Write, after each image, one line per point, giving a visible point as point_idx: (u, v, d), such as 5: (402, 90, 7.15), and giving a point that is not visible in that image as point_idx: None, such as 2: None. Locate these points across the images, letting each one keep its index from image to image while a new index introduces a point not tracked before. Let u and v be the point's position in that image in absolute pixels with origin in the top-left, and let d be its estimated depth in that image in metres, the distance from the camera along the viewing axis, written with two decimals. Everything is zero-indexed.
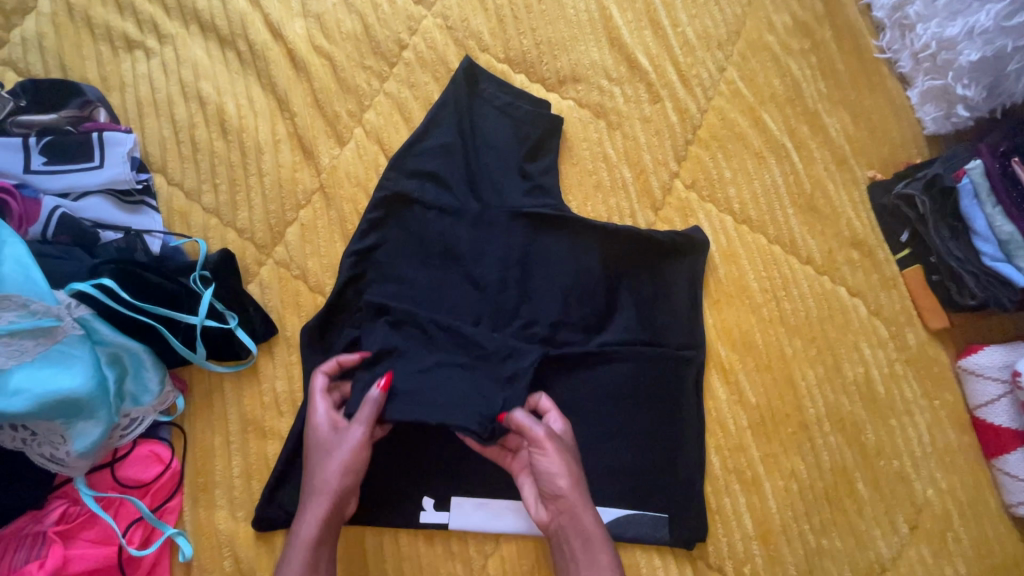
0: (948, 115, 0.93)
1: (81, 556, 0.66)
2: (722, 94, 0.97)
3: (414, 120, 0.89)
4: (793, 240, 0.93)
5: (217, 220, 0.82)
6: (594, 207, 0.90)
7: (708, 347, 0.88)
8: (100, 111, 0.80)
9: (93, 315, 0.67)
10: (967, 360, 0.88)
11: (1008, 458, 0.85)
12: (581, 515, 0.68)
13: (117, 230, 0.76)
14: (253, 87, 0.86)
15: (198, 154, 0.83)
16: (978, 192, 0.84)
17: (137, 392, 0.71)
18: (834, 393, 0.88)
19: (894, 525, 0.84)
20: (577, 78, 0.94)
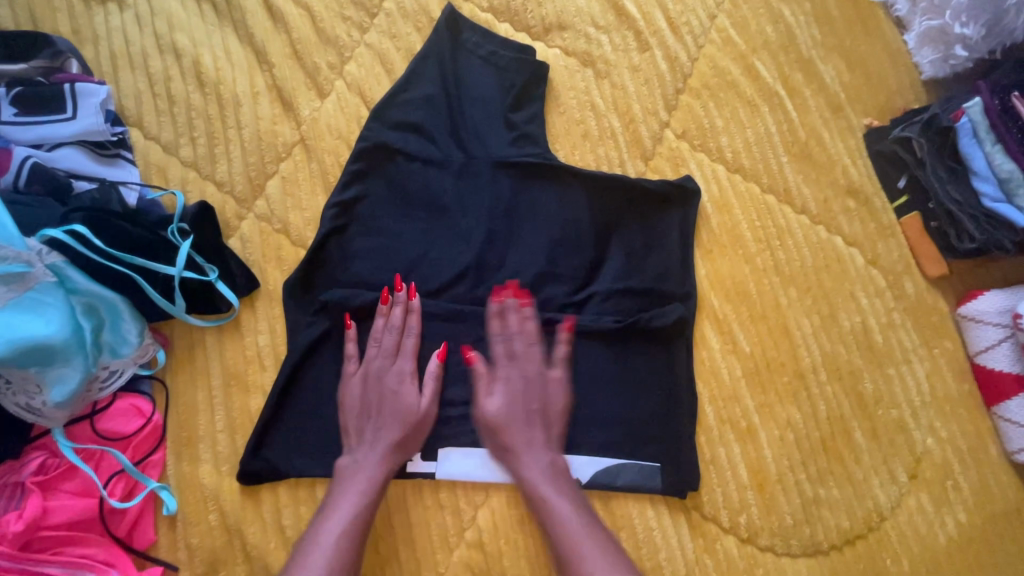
0: (946, 58, 0.90)
1: (62, 508, 0.65)
2: (713, 42, 0.94)
3: (395, 72, 0.87)
4: (787, 189, 0.91)
5: (195, 174, 0.80)
6: (582, 156, 0.88)
7: (701, 298, 0.86)
8: (72, 62, 0.78)
9: (66, 263, 0.66)
10: (966, 307, 0.86)
11: (1008, 404, 0.83)
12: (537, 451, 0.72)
13: (91, 181, 0.74)
14: (230, 38, 0.84)
15: (174, 107, 0.81)
16: (977, 130, 0.81)
17: (116, 343, 0.69)
18: (831, 342, 0.86)
19: (893, 474, 0.83)
20: (563, 26, 0.91)
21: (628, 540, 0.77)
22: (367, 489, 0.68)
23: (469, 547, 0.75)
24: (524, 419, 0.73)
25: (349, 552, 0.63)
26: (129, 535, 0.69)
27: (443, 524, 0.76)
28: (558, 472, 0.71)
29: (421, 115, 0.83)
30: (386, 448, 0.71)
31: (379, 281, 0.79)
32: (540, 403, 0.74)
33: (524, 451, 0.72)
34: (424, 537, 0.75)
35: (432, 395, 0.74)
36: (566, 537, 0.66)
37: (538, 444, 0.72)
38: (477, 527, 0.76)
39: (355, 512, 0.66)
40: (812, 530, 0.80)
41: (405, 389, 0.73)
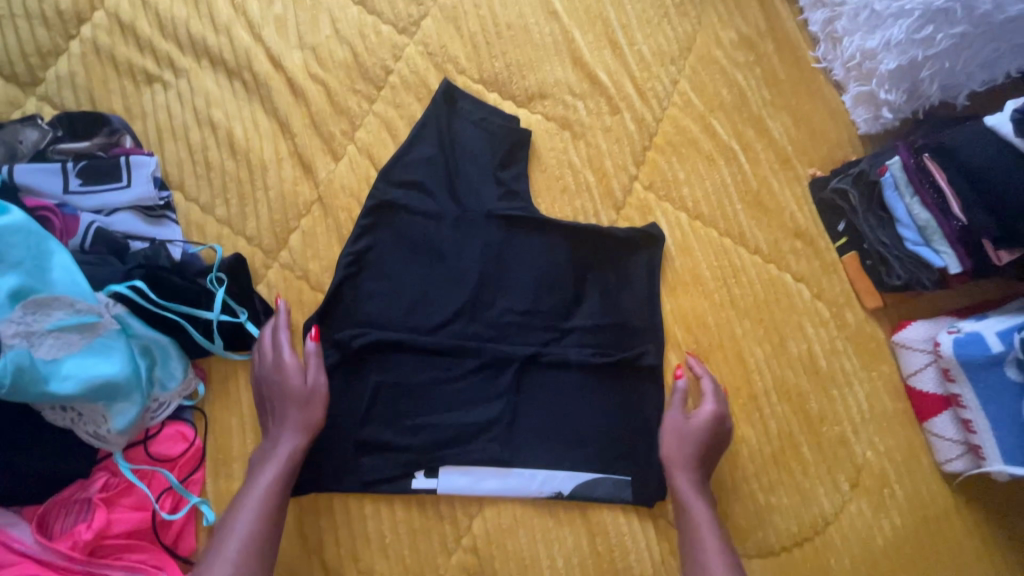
0: (877, 117, 1.04)
1: (122, 520, 0.77)
2: (675, 104, 1.08)
3: (399, 137, 1.01)
4: (742, 233, 1.04)
5: (229, 229, 0.93)
6: (561, 208, 1.01)
7: (667, 330, 0.99)
8: (126, 138, 0.92)
9: (128, 313, 0.78)
10: (899, 335, 0.99)
11: (935, 421, 0.95)
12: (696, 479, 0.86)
13: (144, 240, 0.87)
14: (258, 111, 0.98)
15: (211, 172, 0.95)
16: (898, 184, 0.94)
17: (165, 379, 0.82)
18: (781, 367, 0.99)
19: (836, 483, 0.95)
20: (544, 95, 1.05)
21: (603, 544, 0.89)
22: (277, 468, 0.78)
23: (465, 552, 0.87)
24: (693, 447, 0.87)
25: (263, 531, 0.74)
26: (175, 543, 0.80)
27: (441, 531, 0.87)
28: (706, 496, 0.85)
29: (422, 175, 0.96)
30: (286, 428, 0.80)
31: (387, 319, 0.92)
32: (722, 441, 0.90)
33: (682, 471, 0.86)
34: (426, 543, 0.87)
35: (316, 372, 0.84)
36: (697, 551, 0.80)
37: (699, 472, 0.87)
38: (472, 534, 0.87)
39: (265, 497, 0.76)
40: (764, 533, 0.92)
41: (291, 372, 0.83)
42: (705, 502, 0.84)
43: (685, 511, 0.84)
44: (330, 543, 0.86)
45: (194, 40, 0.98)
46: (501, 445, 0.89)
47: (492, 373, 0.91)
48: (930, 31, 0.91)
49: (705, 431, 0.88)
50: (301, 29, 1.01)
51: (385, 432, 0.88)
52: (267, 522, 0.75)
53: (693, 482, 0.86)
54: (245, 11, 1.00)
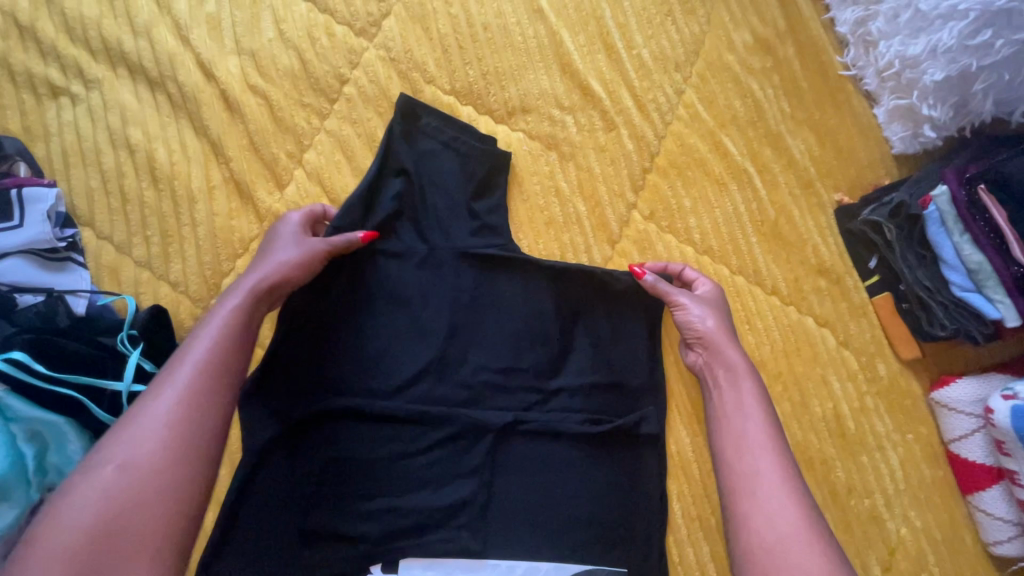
0: (916, 134, 0.89)
1: None
2: (680, 118, 0.93)
3: (356, 159, 0.85)
4: (758, 270, 0.90)
5: (149, 273, 0.78)
6: (546, 244, 0.86)
7: (669, 387, 0.84)
8: (21, 165, 0.77)
9: (5, 391, 0.64)
10: (940, 393, 0.84)
11: (983, 495, 0.81)
12: (724, 350, 0.75)
13: (36, 293, 0.72)
14: (186, 130, 0.83)
15: (128, 205, 0.79)
16: (944, 219, 0.79)
17: (61, 464, 0.66)
18: (801, 430, 0.85)
19: (866, 567, 0.81)
20: (527, 109, 0.90)
21: None
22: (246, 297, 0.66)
23: None
24: (720, 319, 0.78)
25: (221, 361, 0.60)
26: None
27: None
28: (736, 343, 0.76)
29: (383, 202, 0.80)
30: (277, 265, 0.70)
31: (340, 381, 0.77)
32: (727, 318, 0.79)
33: (728, 346, 0.76)
34: None
35: (321, 248, 0.73)
36: (749, 460, 0.65)
37: (729, 328, 0.78)
38: None
39: (220, 331, 0.62)
40: None
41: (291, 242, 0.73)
42: (752, 375, 0.73)
43: (733, 390, 0.72)
44: None
45: (109, 44, 0.83)
46: (473, 533, 0.74)
47: (463, 446, 0.77)
48: (988, 35, 0.77)
49: (720, 310, 0.80)
50: (238, 31, 0.85)
51: (333, 519, 0.73)
52: (214, 376, 0.58)
53: (723, 327, 0.77)
54: (171, 9, 0.84)
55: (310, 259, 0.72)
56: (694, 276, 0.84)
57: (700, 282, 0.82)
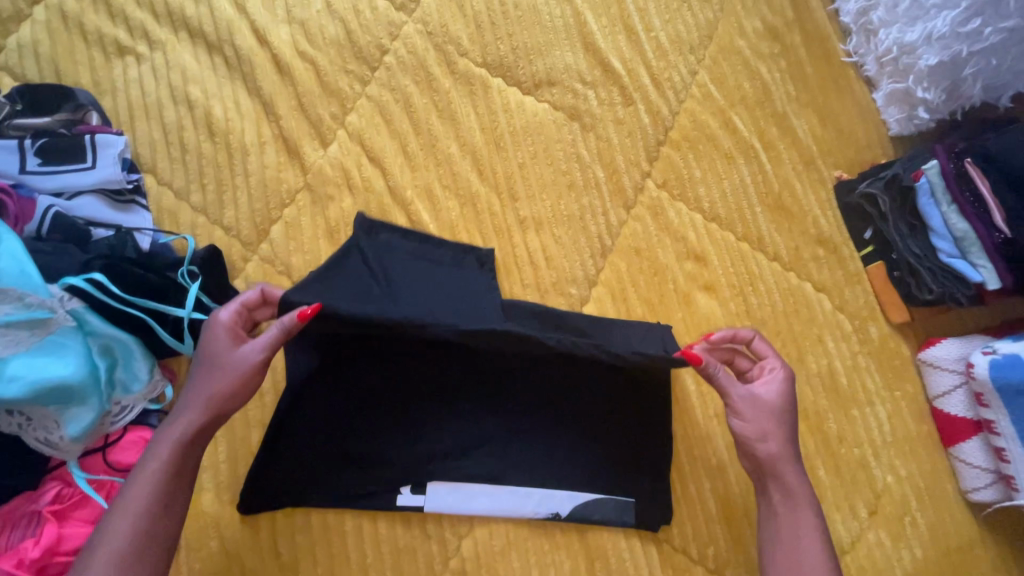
0: (910, 117, 0.96)
1: (74, 535, 0.69)
2: (693, 97, 1.00)
3: (394, 123, 0.93)
4: (761, 237, 0.97)
5: (205, 218, 0.85)
6: (567, 205, 0.93)
7: (678, 341, 0.92)
8: (93, 115, 0.83)
9: (85, 308, 0.71)
10: (926, 353, 0.92)
11: (963, 446, 0.88)
12: (785, 473, 0.74)
13: (108, 228, 0.79)
14: (240, 90, 0.90)
15: (187, 155, 0.87)
16: (934, 191, 0.87)
17: (127, 381, 0.74)
18: (798, 384, 0.92)
19: (854, 510, 0.89)
20: (552, 82, 0.97)
21: (603, 569, 0.82)
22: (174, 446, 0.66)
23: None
24: (780, 427, 0.76)
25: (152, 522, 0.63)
26: None
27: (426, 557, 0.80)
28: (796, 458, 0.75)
29: (360, 293, 0.77)
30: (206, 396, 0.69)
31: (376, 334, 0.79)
32: (792, 422, 0.76)
33: (786, 462, 0.75)
34: (412, 564, 0.80)
35: (256, 363, 0.70)
36: None
37: (792, 441, 0.76)
38: (461, 556, 0.80)
39: (152, 491, 0.64)
40: None
41: (224, 361, 0.70)
42: (811, 502, 0.74)
43: (790, 512, 0.73)
44: (306, 564, 0.79)
45: (172, 10, 0.90)
46: (495, 462, 0.81)
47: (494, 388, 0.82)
48: (978, 23, 0.84)
49: (785, 418, 0.76)
50: (290, 2, 0.93)
51: (366, 444, 0.80)
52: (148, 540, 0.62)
53: (784, 444, 0.75)
54: None
55: (242, 382, 0.69)
56: (767, 358, 0.80)
57: (771, 380, 0.77)
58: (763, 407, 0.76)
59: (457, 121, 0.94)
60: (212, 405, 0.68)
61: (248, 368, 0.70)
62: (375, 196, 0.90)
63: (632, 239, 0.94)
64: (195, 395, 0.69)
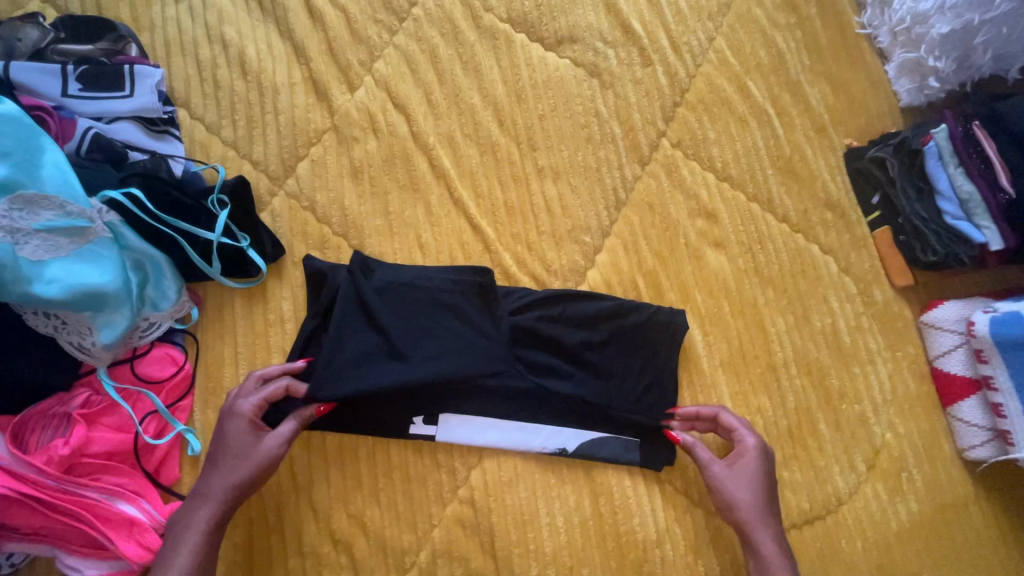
0: (921, 87, 0.99)
1: (102, 439, 0.74)
2: (710, 61, 1.03)
3: (420, 72, 0.95)
4: (771, 199, 0.99)
5: (234, 152, 0.89)
6: (584, 157, 0.96)
7: (687, 294, 0.94)
8: (132, 47, 0.87)
9: (121, 222, 0.75)
10: (928, 315, 0.94)
11: (961, 405, 0.90)
12: (765, 546, 0.76)
13: (144, 153, 0.83)
14: (273, 34, 0.93)
15: (219, 92, 0.90)
16: (942, 154, 0.91)
17: (157, 298, 0.78)
18: (802, 340, 0.94)
19: (852, 463, 0.91)
20: (574, 39, 1.00)
21: (606, 505, 0.84)
22: (203, 533, 0.69)
23: (461, 504, 0.82)
24: (753, 498, 0.78)
25: None
26: (157, 470, 0.77)
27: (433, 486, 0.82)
28: (772, 523, 0.78)
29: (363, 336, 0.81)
30: (231, 483, 0.71)
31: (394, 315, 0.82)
32: (768, 498, 0.79)
33: (761, 529, 0.77)
34: (421, 492, 0.82)
35: (279, 449, 0.74)
36: None
37: (764, 512, 0.78)
38: (469, 486, 0.83)
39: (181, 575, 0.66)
40: None
41: (251, 446, 0.73)
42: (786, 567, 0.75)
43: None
44: (321, 486, 0.82)
45: None
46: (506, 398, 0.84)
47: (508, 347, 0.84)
48: None
49: (755, 491, 0.79)
50: None
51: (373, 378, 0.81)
52: None
53: (760, 516, 0.77)
54: None
55: (266, 476, 0.72)
56: (738, 430, 0.82)
57: (742, 452, 0.80)
58: (737, 484, 0.79)
59: (480, 73, 0.97)
60: (237, 492, 0.71)
61: (270, 459, 0.73)
62: (399, 140, 0.93)
63: (646, 194, 0.96)
64: (215, 487, 0.71)
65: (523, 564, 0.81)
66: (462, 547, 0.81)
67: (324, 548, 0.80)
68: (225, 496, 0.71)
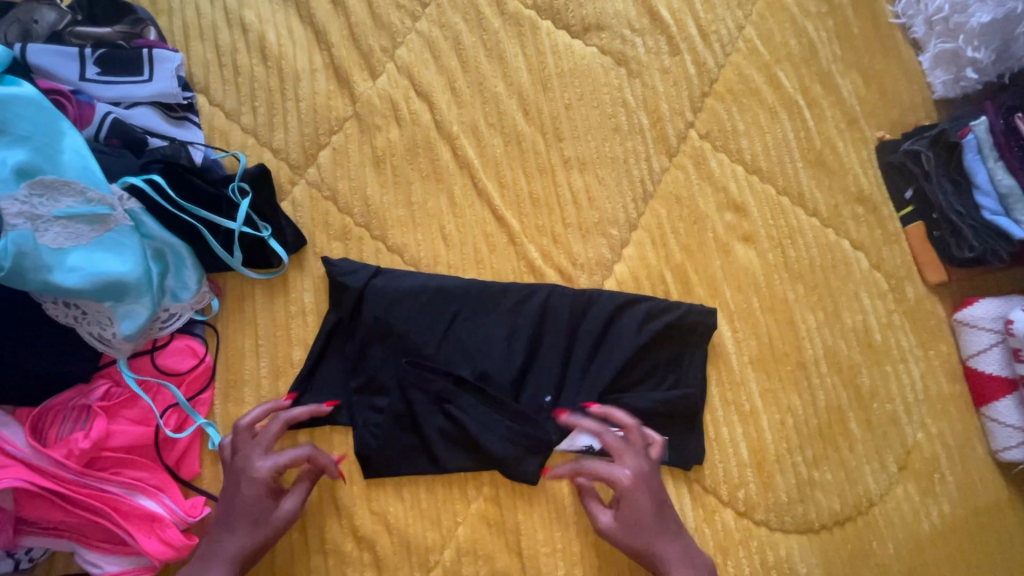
0: (957, 79, 0.96)
1: (122, 433, 0.72)
2: (739, 51, 1.00)
3: (443, 59, 0.93)
4: (802, 193, 0.97)
5: (254, 140, 0.86)
6: (611, 148, 0.94)
7: (716, 289, 0.92)
8: (150, 30, 0.84)
9: (142, 210, 0.73)
10: (962, 313, 0.92)
11: (997, 406, 0.88)
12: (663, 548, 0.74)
13: (163, 139, 0.81)
14: (293, 18, 0.91)
15: (239, 77, 0.88)
16: (982, 147, 0.89)
17: (177, 289, 0.76)
18: (833, 338, 0.92)
19: (883, 464, 0.88)
20: (601, 27, 0.97)
21: None
22: None
23: (485, 501, 0.80)
24: (640, 510, 0.74)
25: None
26: (178, 465, 0.75)
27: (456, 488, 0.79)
28: (668, 531, 0.74)
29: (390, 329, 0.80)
30: (247, 544, 0.69)
31: (423, 307, 0.81)
32: (653, 506, 0.75)
33: (661, 538, 0.74)
34: (446, 489, 0.80)
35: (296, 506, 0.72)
36: None
37: (655, 519, 0.74)
38: (494, 483, 0.81)
39: None
40: (805, 509, 0.86)
41: (270, 505, 0.71)
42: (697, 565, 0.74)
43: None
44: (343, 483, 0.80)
45: None
46: (533, 388, 0.81)
47: (536, 339, 0.83)
48: None
49: (646, 502, 0.74)
50: None
51: (395, 373, 0.79)
52: None
53: (645, 527, 0.74)
54: None
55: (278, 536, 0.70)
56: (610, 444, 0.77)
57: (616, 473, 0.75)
58: (621, 497, 0.75)
59: (505, 61, 0.94)
60: (252, 549, 0.69)
61: (279, 522, 0.70)
62: (422, 129, 0.90)
63: (674, 186, 0.94)
64: (229, 549, 0.68)
65: (550, 563, 0.79)
66: (486, 545, 0.79)
67: (347, 546, 0.78)
68: (228, 566, 0.68)
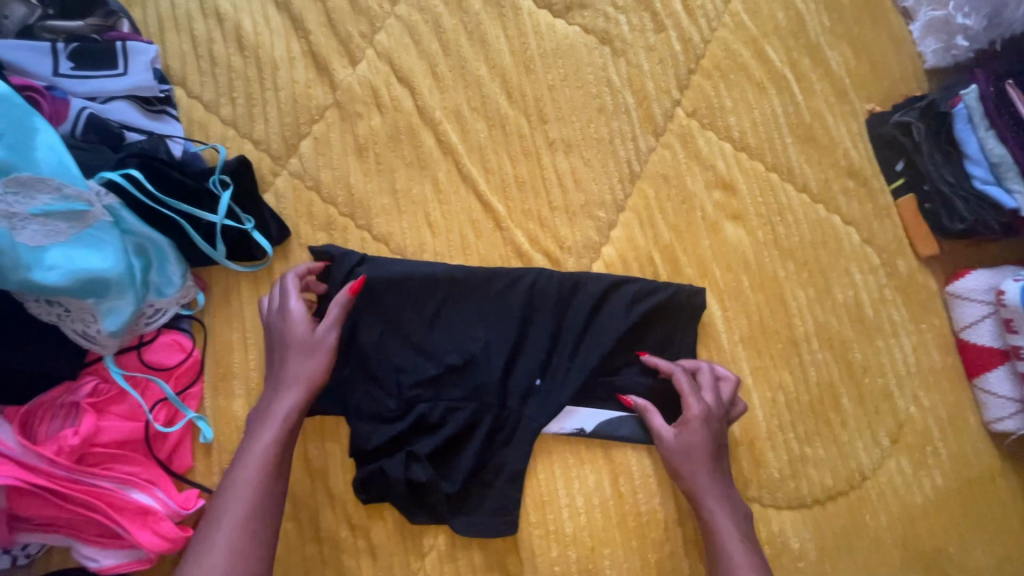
0: (948, 47, 0.95)
1: (111, 428, 0.73)
2: (725, 26, 0.98)
3: (423, 43, 0.91)
4: (791, 168, 0.95)
5: (234, 131, 0.86)
6: (597, 129, 0.92)
7: (705, 269, 0.91)
8: (123, 23, 0.83)
9: (121, 205, 0.73)
10: (955, 285, 0.91)
11: (989, 376, 0.88)
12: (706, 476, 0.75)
13: (141, 133, 0.81)
14: (269, 6, 0.89)
15: (216, 68, 0.86)
16: (972, 116, 0.88)
17: (161, 284, 0.77)
18: (824, 314, 0.91)
19: (876, 438, 0.89)
20: (584, 5, 0.95)
21: (626, 485, 0.82)
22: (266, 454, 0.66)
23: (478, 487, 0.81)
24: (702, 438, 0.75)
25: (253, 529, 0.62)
26: (170, 458, 0.76)
27: (447, 474, 0.79)
28: (710, 459, 0.76)
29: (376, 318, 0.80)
30: (289, 399, 0.69)
31: (410, 296, 0.81)
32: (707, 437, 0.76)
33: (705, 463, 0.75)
34: None
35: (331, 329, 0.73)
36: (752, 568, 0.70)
37: (706, 445, 0.76)
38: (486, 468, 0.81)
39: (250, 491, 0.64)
40: (797, 484, 0.86)
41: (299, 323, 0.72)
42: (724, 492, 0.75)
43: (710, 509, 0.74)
44: (336, 471, 0.81)
45: None
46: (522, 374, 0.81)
47: (523, 325, 0.82)
48: None
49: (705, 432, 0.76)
50: None
51: (383, 362, 0.79)
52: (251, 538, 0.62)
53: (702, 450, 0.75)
54: None
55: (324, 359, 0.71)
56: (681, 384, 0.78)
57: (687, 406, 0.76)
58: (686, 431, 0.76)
59: (486, 44, 0.93)
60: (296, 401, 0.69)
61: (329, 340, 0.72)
62: (404, 115, 0.89)
63: (661, 166, 0.93)
64: (274, 408, 0.69)
65: (543, 545, 0.80)
66: None
67: (342, 533, 0.79)
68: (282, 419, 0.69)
